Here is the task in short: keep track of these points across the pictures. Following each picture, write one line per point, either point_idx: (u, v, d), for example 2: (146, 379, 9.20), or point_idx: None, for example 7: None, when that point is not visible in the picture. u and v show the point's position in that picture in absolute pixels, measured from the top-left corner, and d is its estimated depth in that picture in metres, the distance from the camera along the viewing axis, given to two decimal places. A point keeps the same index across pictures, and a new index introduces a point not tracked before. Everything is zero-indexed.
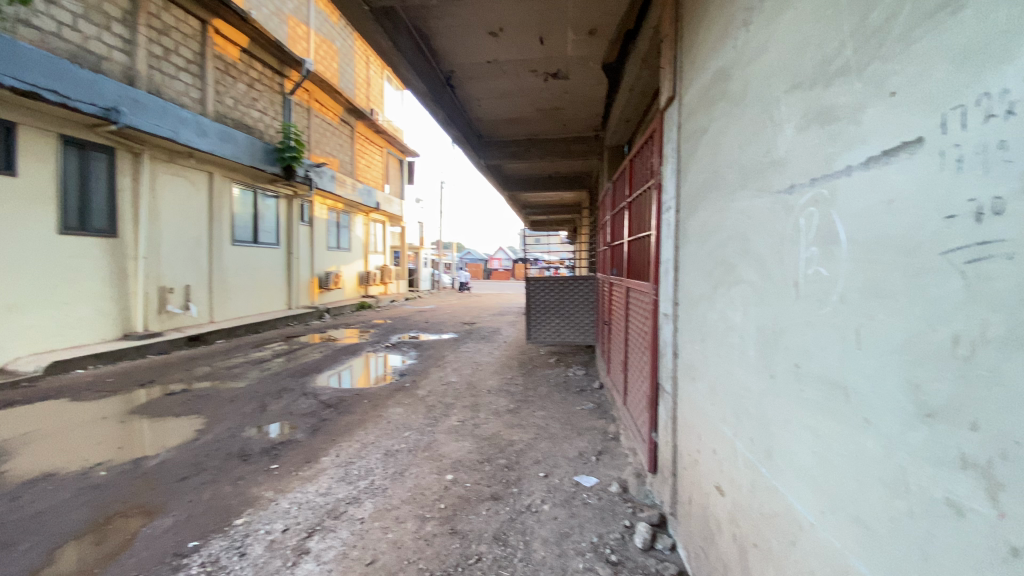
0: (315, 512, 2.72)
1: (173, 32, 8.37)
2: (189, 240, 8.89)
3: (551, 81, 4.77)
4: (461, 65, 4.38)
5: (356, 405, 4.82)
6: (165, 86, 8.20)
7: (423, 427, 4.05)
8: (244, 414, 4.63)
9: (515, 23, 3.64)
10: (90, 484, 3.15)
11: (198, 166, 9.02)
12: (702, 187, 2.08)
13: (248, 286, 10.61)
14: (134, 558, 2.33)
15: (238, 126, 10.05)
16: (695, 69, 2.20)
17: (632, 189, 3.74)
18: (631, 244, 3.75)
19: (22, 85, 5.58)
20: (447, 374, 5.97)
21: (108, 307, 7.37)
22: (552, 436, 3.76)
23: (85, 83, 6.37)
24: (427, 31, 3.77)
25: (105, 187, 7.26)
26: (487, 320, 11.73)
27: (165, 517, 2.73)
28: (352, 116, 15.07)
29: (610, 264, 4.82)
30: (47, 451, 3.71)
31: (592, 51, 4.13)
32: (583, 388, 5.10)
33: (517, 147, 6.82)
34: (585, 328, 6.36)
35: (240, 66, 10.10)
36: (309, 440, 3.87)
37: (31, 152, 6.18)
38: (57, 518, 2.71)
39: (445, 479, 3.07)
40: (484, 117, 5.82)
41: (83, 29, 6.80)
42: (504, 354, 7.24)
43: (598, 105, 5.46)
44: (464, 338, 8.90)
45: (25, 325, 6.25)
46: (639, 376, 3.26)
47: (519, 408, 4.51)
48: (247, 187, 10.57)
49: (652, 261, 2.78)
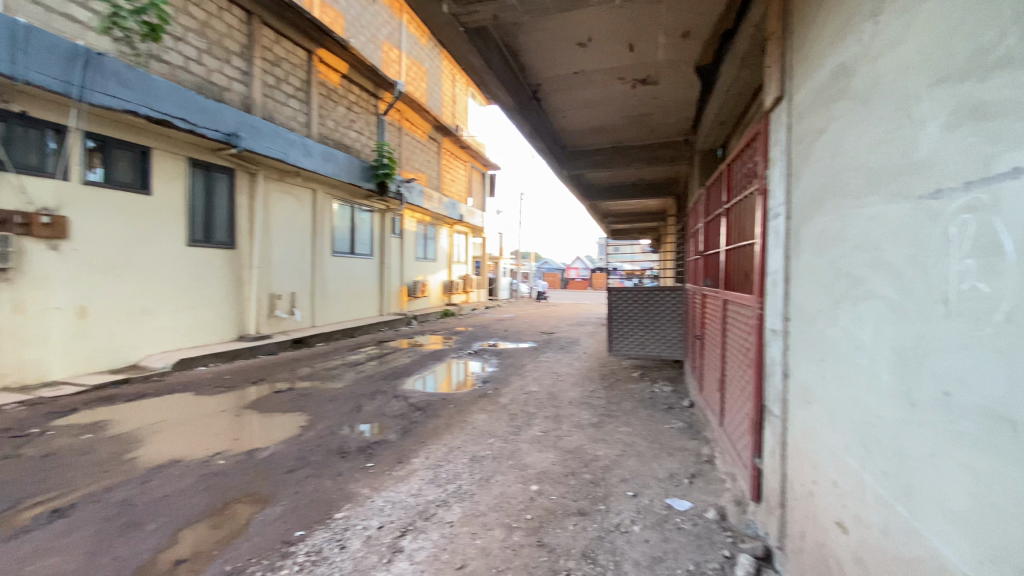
0: (407, 512, 2.83)
1: (285, 63, 9.29)
2: (294, 251, 9.76)
3: (638, 87, 4.67)
4: (547, 78, 4.43)
5: (442, 409, 4.98)
6: (276, 112, 9.11)
7: (506, 435, 4.08)
8: (342, 413, 4.96)
9: (603, 32, 3.62)
10: (215, 470, 3.53)
11: (304, 184, 9.90)
12: (818, 194, 1.92)
13: (345, 293, 11.43)
14: (250, 542, 2.56)
15: (337, 145, 10.92)
16: (807, 67, 2.05)
17: (730, 196, 3.54)
18: (728, 254, 3.55)
19: (159, 115, 6.43)
20: (528, 383, 5.99)
21: (226, 311, 8.27)
22: (640, 454, 3.62)
23: (211, 112, 7.22)
24: (516, 48, 3.87)
25: (226, 205, 8.20)
26: (566, 330, 11.65)
27: (275, 506, 2.98)
28: (438, 131, 15.78)
29: (703, 274, 4.59)
30: (181, 438, 4.22)
31: (683, 54, 4.00)
32: (672, 406, 4.88)
33: (601, 155, 6.76)
34: (672, 342, 6.08)
35: (340, 91, 10.97)
36: (400, 442, 4.06)
37: (164, 173, 7.06)
38: (189, 500, 3.06)
39: (530, 490, 3.06)
40: (568, 128, 5.83)
41: (207, 63, 7.69)
42: (586, 366, 7.13)
43: (688, 108, 5.26)
44: (544, 348, 8.90)
45: (160, 326, 7.15)
46: (738, 396, 3.05)
47: (603, 422, 4.40)
48: (345, 202, 11.42)
49: (756, 272, 2.60)
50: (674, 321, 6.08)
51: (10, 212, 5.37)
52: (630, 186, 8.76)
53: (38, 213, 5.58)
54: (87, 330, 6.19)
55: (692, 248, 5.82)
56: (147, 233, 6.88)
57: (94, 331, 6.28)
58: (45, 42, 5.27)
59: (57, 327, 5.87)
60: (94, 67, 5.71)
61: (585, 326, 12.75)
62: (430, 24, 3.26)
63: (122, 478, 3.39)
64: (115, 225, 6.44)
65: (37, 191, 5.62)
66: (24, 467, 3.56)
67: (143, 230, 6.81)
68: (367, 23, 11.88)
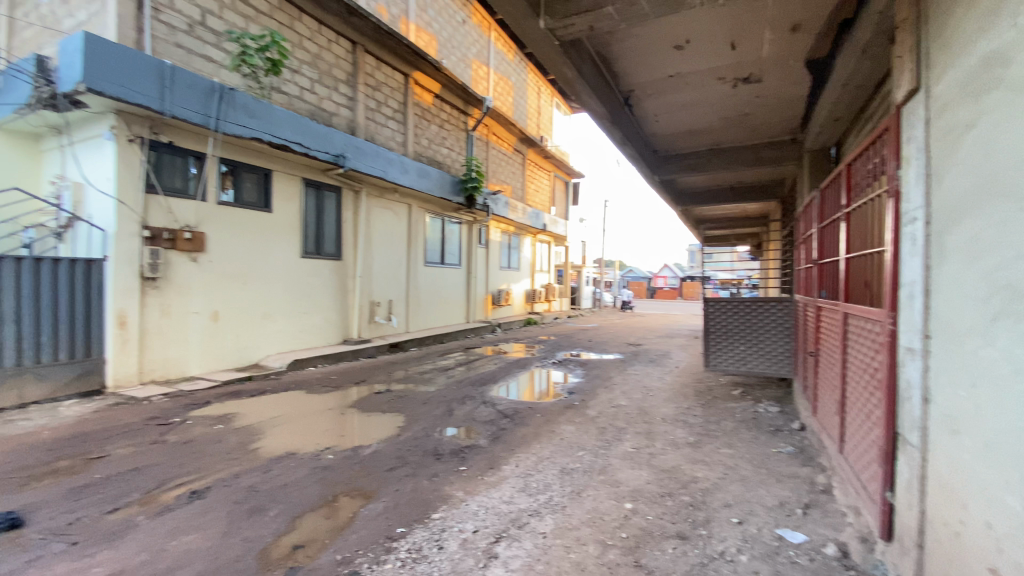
0: (501, 519, 2.87)
1: (385, 87, 10.00)
2: (392, 262, 10.39)
3: (740, 86, 4.43)
4: (642, 83, 4.37)
5: (530, 418, 5.01)
6: (376, 133, 9.81)
7: (597, 449, 4.01)
8: (435, 416, 5.17)
9: (703, 32, 3.50)
10: (324, 464, 3.83)
11: (401, 199, 10.53)
12: (967, 196, 1.69)
13: (435, 302, 11.95)
14: (357, 535, 2.74)
15: (430, 161, 11.50)
16: (948, 55, 1.84)
17: (849, 199, 3.23)
18: (849, 263, 3.23)
19: (278, 140, 7.19)
20: (617, 397, 5.83)
21: (333, 317, 9.00)
22: (744, 479, 3.38)
23: (323, 136, 7.94)
24: (610, 54, 3.86)
25: (333, 220, 8.95)
26: (655, 342, 11.20)
27: (377, 501, 3.17)
28: (523, 143, 16.06)
29: (817, 285, 4.20)
30: (295, 432, 4.64)
31: (791, 49, 3.74)
32: (779, 428, 4.50)
33: (696, 159, 6.48)
34: (777, 358, 5.63)
35: (433, 110, 11.57)
36: (490, 448, 4.13)
37: (283, 193, 7.88)
38: (303, 490, 3.34)
39: (624, 507, 2.97)
40: (661, 133, 5.67)
41: (319, 92, 8.50)
42: (678, 381, 6.80)
43: (796, 105, 4.89)
44: (632, 360, 8.62)
45: (278, 329, 7.96)
46: (863, 420, 2.75)
47: (701, 442, 4.17)
48: (437, 215, 11.97)
49: (886, 283, 2.34)
50: (779, 335, 5.62)
51: (161, 229, 6.27)
52: (726, 190, 8.28)
53: (182, 230, 6.46)
54: (219, 332, 7.04)
55: (801, 256, 5.36)
56: (268, 247, 7.69)
57: (225, 333, 7.13)
58: (189, 82, 6.12)
59: (196, 329, 6.75)
60: (228, 101, 6.52)
61: (675, 338, 12.18)
62: (527, 40, 3.36)
63: (248, 466, 3.80)
64: (242, 240, 7.29)
65: (182, 211, 6.52)
66: (171, 451, 4.10)
67: (265, 244, 7.64)
68: (458, 43, 12.45)
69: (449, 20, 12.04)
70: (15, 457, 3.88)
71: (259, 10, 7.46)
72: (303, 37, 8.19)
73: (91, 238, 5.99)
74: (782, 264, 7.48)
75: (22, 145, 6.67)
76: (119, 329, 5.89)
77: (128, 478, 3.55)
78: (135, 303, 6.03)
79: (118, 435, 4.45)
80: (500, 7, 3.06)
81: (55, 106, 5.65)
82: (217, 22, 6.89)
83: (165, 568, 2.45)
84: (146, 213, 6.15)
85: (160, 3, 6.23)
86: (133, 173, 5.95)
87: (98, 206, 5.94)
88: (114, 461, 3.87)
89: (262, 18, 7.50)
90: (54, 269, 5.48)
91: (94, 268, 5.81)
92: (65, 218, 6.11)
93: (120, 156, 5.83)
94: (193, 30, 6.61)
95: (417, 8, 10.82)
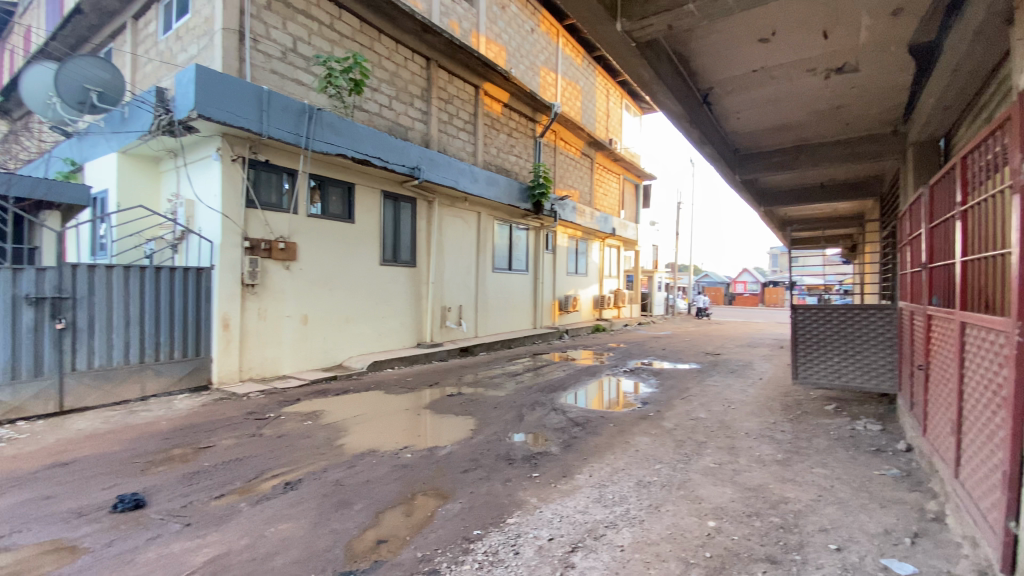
0: (576, 528, 2.84)
1: (456, 100, 10.33)
2: (462, 269, 10.66)
3: (833, 77, 4.12)
4: (722, 79, 4.19)
5: (602, 427, 4.92)
6: (449, 144, 10.15)
7: (675, 463, 3.85)
8: (506, 421, 5.21)
9: (791, 22, 3.30)
10: (403, 463, 3.99)
11: (471, 207, 10.80)
12: None
13: (503, 307, 12.11)
14: (435, 534, 2.82)
15: (499, 169, 11.71)
16: None
17: (964, 195, 2.89)
18: (966, 267, 2.87)
19: (360, 155, 7.63)
20: (695, 409, 5.57)
21: (408, 321, 9.38)
22: (842, 503, 3.09)
23: (400, 150, 8.33)
24: (687, 52, 3.74)
25: (409, 229, 9.34)
26: (734, 352, 10.59)
27: (454, 502, 3.24)
28: (591, 147, 15.91)
29: (926, 291, 3.79)
30: (375, 431, 4.87)
31: (893, 35, 3.43)
32: (882, 448, 4.08)
33: (782, 157, 6.09)
34: (877, 371, 5.13)
35: (502, 119, 11.78)
36: (563, 456, 4.10)
37: (364, 205, 8.34)
38: (384, 488, 3.50)
39: (707, 525, 2.83)
40: (742, 129, 5.40)
41: (396, 108, 8.94)
42: (762, 394, 6.38)
43: (898, 95, 4.46)
44: (710, 370, 8.22)
45: (359, 333, 8.41)
46: (984, 442, 2.44)
47: (791, 460, 3.88)
48: (505, 221, 12.14)
49: (1014, 286, 2.07)
50: (879, 346, 5.13)
51: (259, 240, 6.86)
52: (814, 188, 7.70)
53: (276, 240, 7.03)
54: (307, 335, 7.57)
55: (905, 258, 4.85)
56: (350, 255, 8.17)
57: (312, 336, 7.65)
58: (282, 104, 6.66)
59: (288, 332, 7.30)
60: (316, 121, 7.02)
61: (757, 348, 11.43)
62: (601, 43, 3.34)
63: (334, 462, 4.03)
64: (327, 249, 7.79)
65: (276, 223, 7.09)
66: (267, 444, 4.46)
67: (348, 252, 8.12)
68: (526, 52, 12.61)
69: (518, 30, 12.23)
70: (139, 443, 4.39)
71: (343, 34, 7.99)
72: (382, 56, 8.65)
73: (201, 248, 6.66)
74: (881, 268, 6.82)
75: (146, 168, 7.58)
76: (223, 330, 6.50)
77: (231, 467, 3.90)
78: (236, 307, 6.63)
79: (222, 427, 4.90)
80: (575, 13, 3.07)
81: (173, 132, 6.37)
82: (306, 48, 7.46)
83: (264, 553, 2.66)
84: (246, 225, 6.75)
85: (258, 34, 6.86)
86: (235, 190, 6.57)
87: (207, 220, 6.61)
88: (220, 451, 4.26)
89: (345, 41, 8.02)
90: (172, 277, 6.15)
91: (203, 276, 6.47)
92: (179, 232, 6.85)
93: (225, 175, 6.46)
94: (286, 57, 7.20)
95: (487, 21, 11.10)
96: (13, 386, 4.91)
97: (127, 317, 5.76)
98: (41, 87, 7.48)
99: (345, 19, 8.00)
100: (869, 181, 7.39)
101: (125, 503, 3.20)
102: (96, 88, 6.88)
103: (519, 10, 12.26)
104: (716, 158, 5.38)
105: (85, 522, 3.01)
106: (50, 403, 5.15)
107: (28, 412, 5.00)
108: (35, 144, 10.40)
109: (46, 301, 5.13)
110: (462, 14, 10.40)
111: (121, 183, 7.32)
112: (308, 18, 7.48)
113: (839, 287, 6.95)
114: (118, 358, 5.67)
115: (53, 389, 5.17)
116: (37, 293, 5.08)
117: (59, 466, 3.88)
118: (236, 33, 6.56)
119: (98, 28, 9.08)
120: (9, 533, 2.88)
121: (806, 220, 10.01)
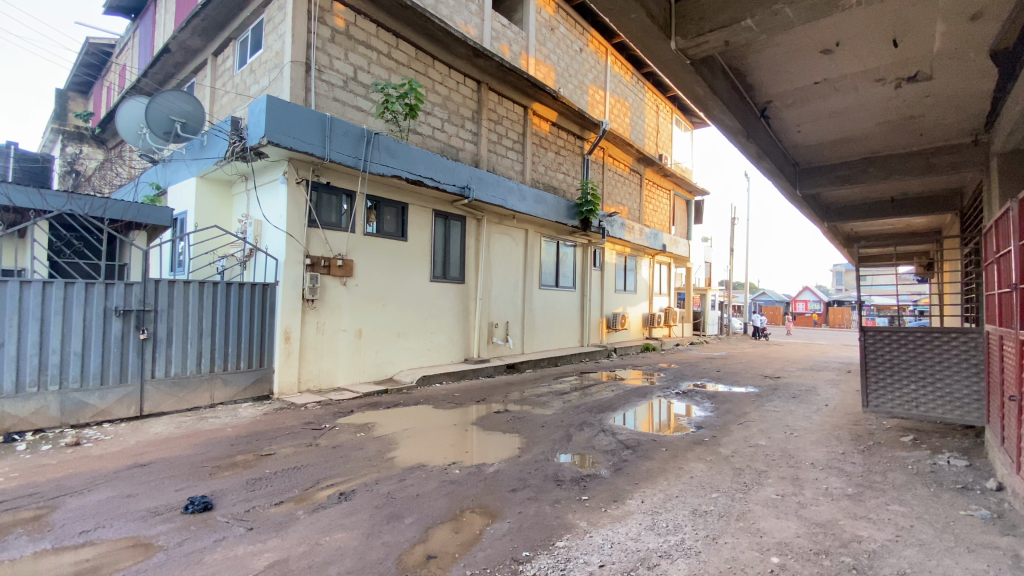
0: (628, 556, 2.75)
1: (506, 120, 10.56)
2: (509, 286, 10.75)
3: (904, 87, 3.90)
4: (780, 93, 4.08)
5: (654, 450, 4.78)
6: (497, 163, 10.36)
7: (734, 493, 3.66)
8: (554, 440, 5.16)
9: (857, 32, 3.19)
10: (451, 479, 4.02)
11: (519, 224, 10.93)
12: None
13: (550, 324, 12.07)
14: (485, 552, 2.82)
15: (547, 187, 11.79)
16: None
17: None
18: None
19: (414, 176, 7.94)
20: (753, 435, 5.28)
21: (456, 337, 9.54)
22: (923, 545, 2.82)
23: (452, 170, 8.57)
24: (744, 67, 3.72)
25: (458, 246, 9.54)
26: (797, 376, 9.97)
27: (501, 521, 3.22)
28: (640, 163, 15.73)
29: (1018, 313, 3.46)
30: (421, 445, 4.94)
31: (972, 39, 3.22)
32: (969, 487, 3.71)
33: (848, 170, 5.79)
34: (962, 402, 4.67)
35: (550, 138, 11.92)
36: (613, 479, 4.01)
37: (416, 223, 8.60)
38: (432, 503, 3.53)
39: (770, 561, 2.66)
40: (801, 142, 5.21)
41: (447, 129, 9.22)
42: (828, 422, 5.97)
43: (981, 102, 4.15)
44: (769, 395, 7.76)
45: (408, 347, 8.59)
46: None
47: (863, 495, 3.60)
48: (551, 238, 12.16)
49: None
50: (965, 374, 4.68)
51: (319, 258, 7.21)
52: (885, 203, 7.33)
53: (335, 258, 7.36)
54: (361, 347, 7.85)
55: (990, 277, 4.46)
56: (404, 273, 8.44)
57: (365, 350, 7.91)
58: (343, 130, 7.04)
59: (343, 345, 7.59)
60: (374, 145, 7.36)
61: (823, 372, 10.67)
62: (655, 62, 3.35)
63: (385, 474, 4.13)
64: (382, 265, 8.09)
65: (335, 241, 7.44)
66: (323, 453, 4.63)
67: (400, 269, 8.39)
68: (575, 71, 12.75)
69: (566, 50, 12.40)
70: (209, 449, 4.68)
71: (400, 62, 8.37)
72: (435, 81, 8.99)
73: (267, 265, 7.08)
74: (963, 286, 6.30)
75: (220, 191, 8.21)
76: (285, 343, 6.87)
77: (290, 475, 4.07)
78: (297, 321, 6.98)
79: (282, 436, 5.14)
80: (628, 34, 3.11)
81: (245, 158, 6.86)
82: (366, 76, 7.88)
83: (320, 561, 2.74)
84: (309, 244, 7.13)
85: (322, 65, 7.31)
86: (299, 210, 6.97)
87: (273, 239, 7.04)
88: (279, 459, 4.46)
89: (401, 68, 8.40)
90: (241, 291, 6.55)
91: (268, 291, 6.85)
92: (248, 250, 7.33)
93: (291, 197, 6.88)
94: (347, 85, 7.63)
95: (536, 43, 11.34)
96: (102, 390, 5.37)
97: (201, 327, 6.18)
98: (133, 120, 8.21)
99: (402, 48, 8.39)
100: (947, 195, 6.87)
101: (195, 505, 3.40)
102: (181, 118, 7.44)
103: (568, 31, 12.47)
104: (775, 173, 5.19)
105: (160, 521, 3.22)
106: (132, 406, 5.58)
107: (113, 415, 5.44)
108: (126, 171, 11.53)
109: (132, 313, 5.60)
110: (512, 38, 10.67)
111: (199, 206, 7.98)
112: (368, 48, 7.91)
113: (913, 306, 6.24)
114: (192, 368, 6.09)
115: (135, 394, 5.61)
116: (125, 306, 5.55)
117: (138, 466, 4.18)
118: (302, 65, 7.03)
119: (182, 65, 9.98)
120: (96, 527, 3.12)
121: (874, 237, 9.49)
